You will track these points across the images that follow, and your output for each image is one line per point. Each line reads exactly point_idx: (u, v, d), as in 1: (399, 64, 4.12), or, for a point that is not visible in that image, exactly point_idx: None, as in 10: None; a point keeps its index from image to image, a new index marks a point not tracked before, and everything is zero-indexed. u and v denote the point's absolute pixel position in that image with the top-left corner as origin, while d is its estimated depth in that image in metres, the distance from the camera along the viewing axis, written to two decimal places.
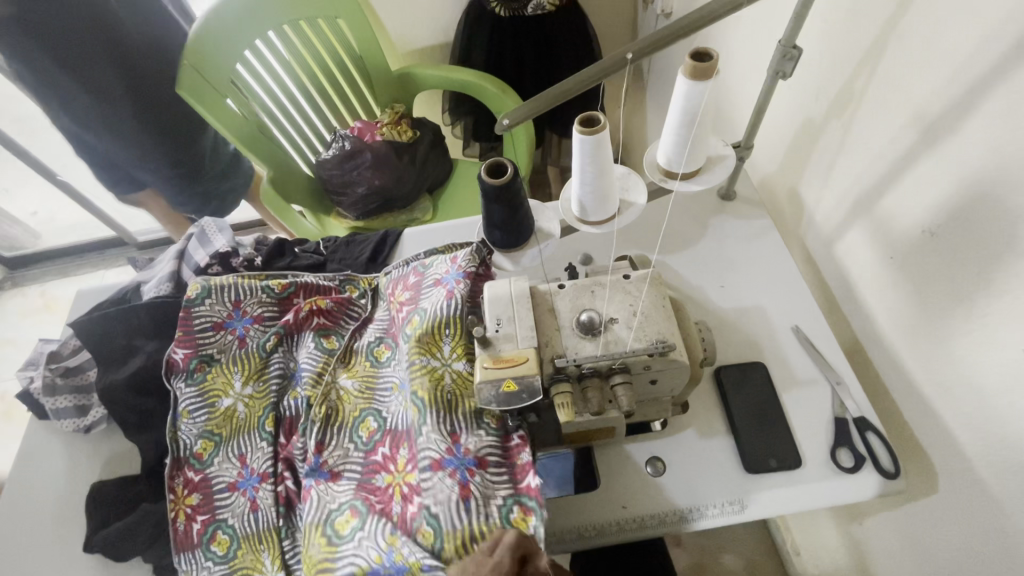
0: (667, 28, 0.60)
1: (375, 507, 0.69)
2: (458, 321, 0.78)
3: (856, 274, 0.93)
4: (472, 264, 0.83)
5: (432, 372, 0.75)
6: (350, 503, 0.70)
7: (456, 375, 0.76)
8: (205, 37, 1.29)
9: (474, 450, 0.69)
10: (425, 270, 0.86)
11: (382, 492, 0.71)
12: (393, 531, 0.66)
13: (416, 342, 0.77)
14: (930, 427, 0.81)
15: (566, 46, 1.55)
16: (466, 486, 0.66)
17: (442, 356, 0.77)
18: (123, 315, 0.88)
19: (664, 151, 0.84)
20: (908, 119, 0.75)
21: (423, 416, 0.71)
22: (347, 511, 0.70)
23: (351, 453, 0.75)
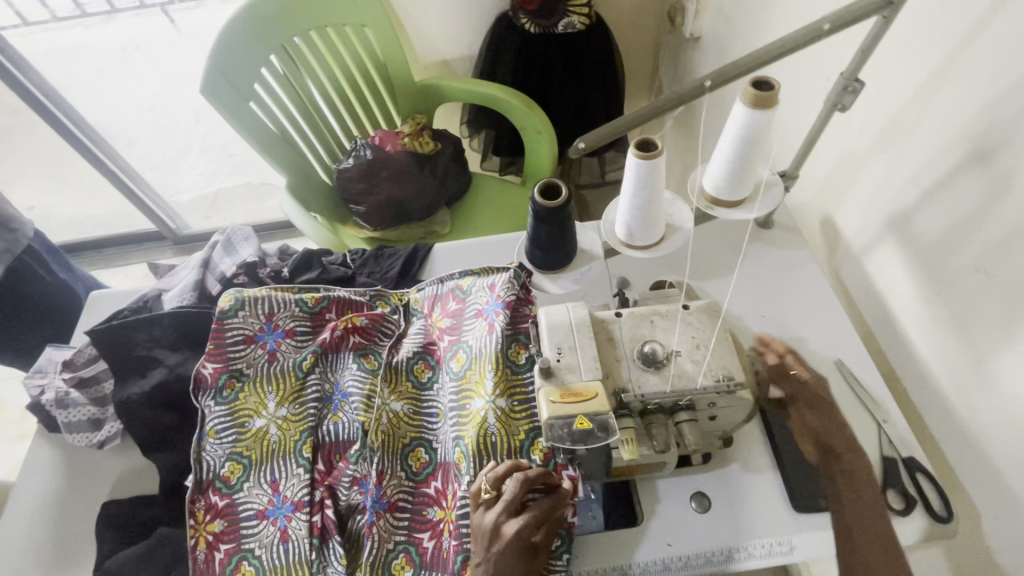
0: (744, 58, 0.61)
1: (428, 559, 0.70)
2: (499, 357, 0.76)
3: (897, 308, 0.92)
4: (512, 294, 0.80)
5: (475, 418, 0.74)
6: (404, 547, 0.71)
7: (498, 413, 0.73)
8: (232, 39, 1.27)
9: None
10: (466, 297, 0.85)
11: (434, 531, 0.72)
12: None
13: (465, 381, 0.77)
14: (976, 467, 0.79)
15: (593, 65, 1.55)
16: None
17: (482, 393, 0.74)
18: (144, 324, 0.84)
19: (711, 178, 0.82)
20: (964, 158, 0.75)
21: (467, 466, 0.71)
22: (401, 555, 0.71)
23: (404, 482, 0.75)
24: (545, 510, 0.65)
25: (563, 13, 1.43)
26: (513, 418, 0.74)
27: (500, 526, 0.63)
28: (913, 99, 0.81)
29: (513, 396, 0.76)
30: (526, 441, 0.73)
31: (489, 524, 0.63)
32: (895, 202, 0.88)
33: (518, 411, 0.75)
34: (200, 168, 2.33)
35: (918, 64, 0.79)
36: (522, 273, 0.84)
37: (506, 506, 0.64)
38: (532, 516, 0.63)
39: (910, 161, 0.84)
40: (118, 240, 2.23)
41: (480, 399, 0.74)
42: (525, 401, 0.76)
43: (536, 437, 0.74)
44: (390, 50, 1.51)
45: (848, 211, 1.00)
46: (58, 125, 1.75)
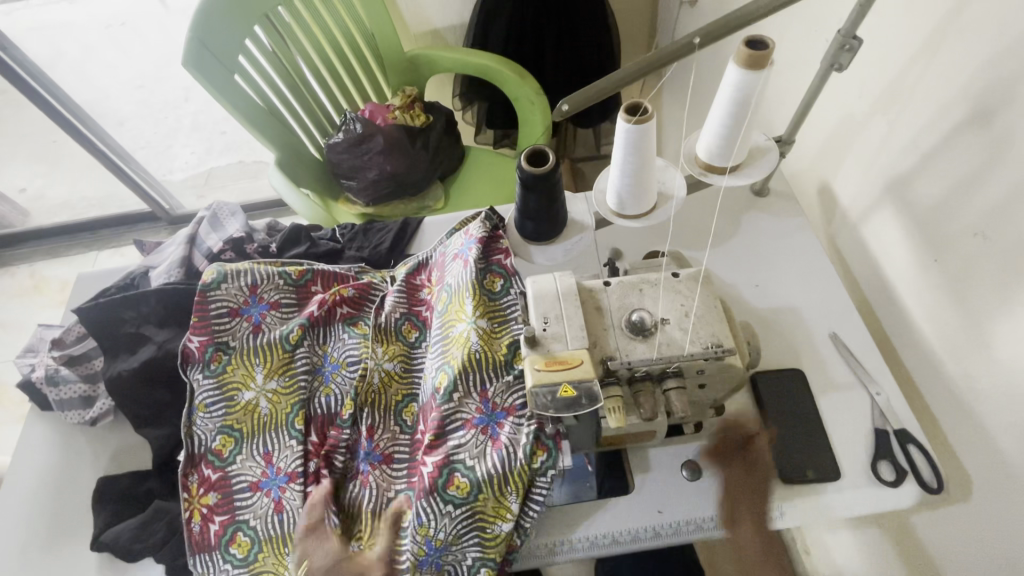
0: (738, 12, 0.59)
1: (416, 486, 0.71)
2: (475, 284, 0.77)
3: (892, 275, 0.90)
4: (482, 230, 0.83)
5: (460, 340, 0.75)
6: (405, 492, 0.71)
7: (480, 332, 0.74)
8: (215, 10, 1.23)
9: (502, 403, 0.73)
10: (445, 248, 0.86)
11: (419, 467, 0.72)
12: (423, 523, 0.66)
13: (446, 315, 0.78)
14: (969, 433, 0.79)
15: (586, 32, 1.51)
16: (498, 439, 0.70)
17: (464, 316, 0.76)
18: (132, 302, 0.83)
19: (704, 144, 0.79)
20: (964, 118, 0.72)
21: (452, 382, 0.72)
22: (403, 500, 0.71)
23: (399, 436, 0.76)
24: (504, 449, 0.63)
25: None
26: (494, 337, 0.76)
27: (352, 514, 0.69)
28: (913, 59, 0.78)
29: (493, 318, 0.78)
30: (510, 354, 0.75)
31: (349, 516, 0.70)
32: (893, 168, 0.86)
33: (499, 330, 0.77)
34: (192, 146, 2.30)
35: (918, 22, 0.76)
36: (495, 217, 0.87)
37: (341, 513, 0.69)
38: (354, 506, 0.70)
39: (908, 124, 0.81)
40: (110, 222, 2.20)
41: (462, 323, 0.76)
42: (504, 322, 0.78)
43: (519, 351, 0.76)
44: (377, 19, 1.47)
45: (846, 177, 0.97)
46: (42, 104, 1.71)
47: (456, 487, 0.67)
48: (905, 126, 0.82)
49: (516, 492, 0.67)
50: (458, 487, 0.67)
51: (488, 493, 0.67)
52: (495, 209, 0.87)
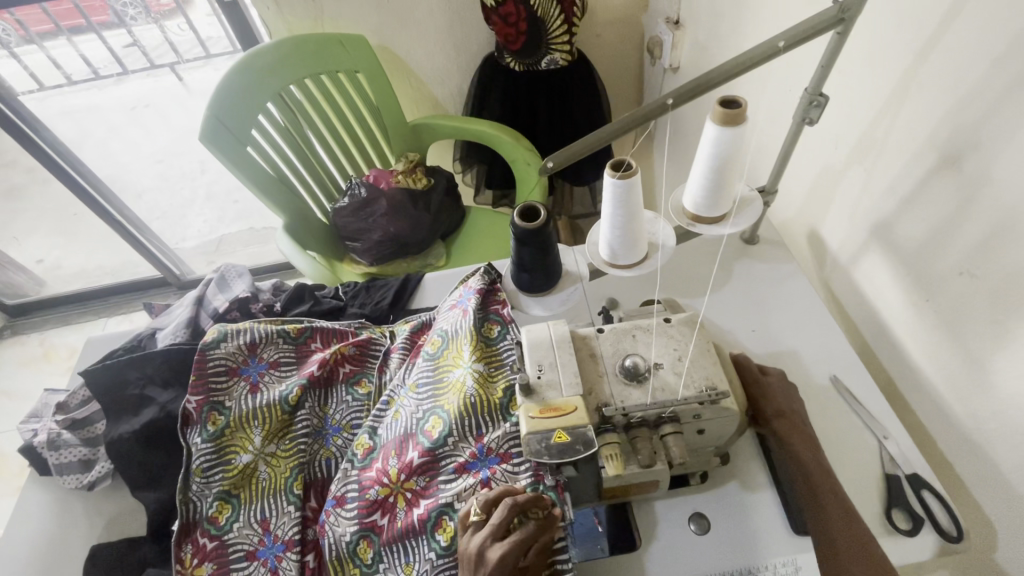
0: (707, 74, 0.64)
1: (385, 536, 0.70)
2: (473, 332, 0.79)
3: (888, 317, 0.91)
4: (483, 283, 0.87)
5: (458, 386, 0.75)
6: (361, 533, 0.70)
7: (476, 375, 0.75)
8: (233, 91, 1.34)
9: (496, 447, 0.71)
10: (442, 302, 0.91)
11: (385, 508, 0.71)
12: (409, 561, 0.68)
13: (440, 360, 0.79)
14: (984, 478, 0.76)
15: (578, 97, 1.60)
16: (489, 484, 0.69)
17: (460, 362, 0.77)
18: (138, 363, 0.85)
19: (690, 196, 0.83)
20: (937, 162, 0.76)
21: (447, 427, 0.72)
22: (360, 541, 0.70)
23: (350, 473, 0.74)
24: (533, 537, 0.60)
25: (546, 51, 1.46)
26: (491, 380, 0.76)
27: (487, 551, 0.58)
28: (881, 112, 0.83)
29: (489, 362, 0.79)
30: (506, 398, 0.74)
31: (475, 548, 0.59)
32: (875, 213, 0.89)
33: (495, 375, 0.77)
34: (205, 216, 2.42)
35: (882, 77, 0.81)
36: (493, 272, 0.91)
37: (493, 529, 0.60)
38: (518, 541, 0.59)
39: (884, 171, 0.85)
40: (121, 288, 2.26)
41: (459, 368, 0.77)
42: (500, 366, 0.79)
43: (516, 396, 0.75)
44: (382, 94, 1.59)
45: (832, 223, 1.00)
46: (67, 179, 1.81)
47: (443, 531, 0.67)
48: (880, 174, 0.86)
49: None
50: (444, 530, 0.67)
51: None
52: (494, 265, 0.90)
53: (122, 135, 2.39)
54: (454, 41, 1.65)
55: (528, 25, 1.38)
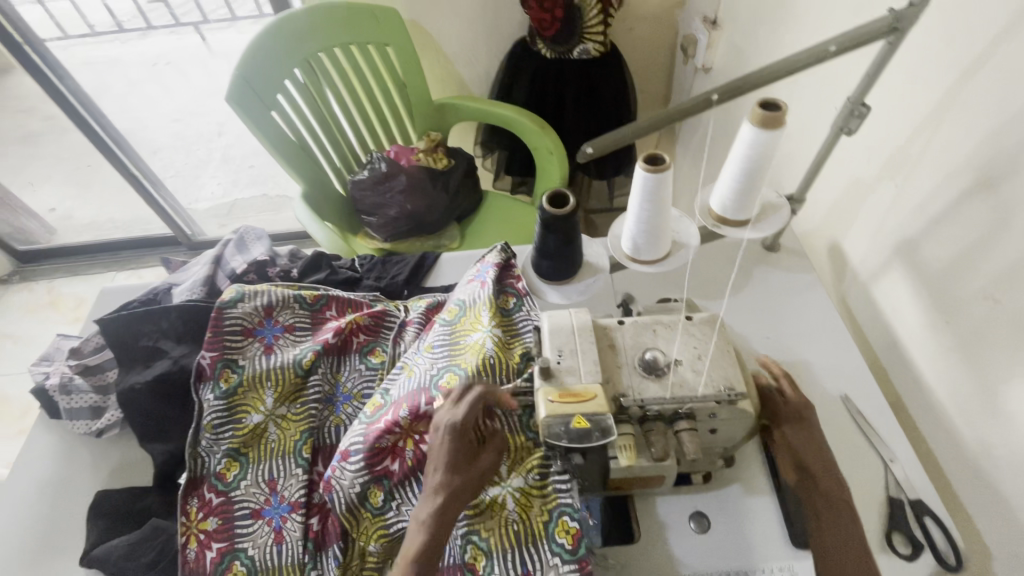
0: (755, 73, 0.63)
1: (397, 480, 0.72)
2: (492, 300, 0.82)
3: (904, 337, 0.90)
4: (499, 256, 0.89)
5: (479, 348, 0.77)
6: (369, 481, 0.70)
7: (495, 339, 0.77)
8: (261, 54, 1.33)
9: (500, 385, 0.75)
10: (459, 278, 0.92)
11: (396, 454, 0.72)
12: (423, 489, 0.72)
13: (456, 329, 0.80)
14: (986, 505, 0.76)
15: (606, 90, 1.58)
16: (492, 407, 0.74)
17: (479, 327, 0.79)
18: (154, 316, 0.85)
19: (718, 197, 0.82)
20: (972, 186, 0.75)
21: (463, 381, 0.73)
22: (371, 487, 0.71)
23: (357, 429, 0.73)
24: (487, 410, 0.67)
25: (579, 40, 1.45)
26: (508, 347, 0.78)
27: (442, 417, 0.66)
28: (918, 130, 0.82)
29: (506, 331, 0.81)
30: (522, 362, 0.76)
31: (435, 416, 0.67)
32: (902, 231, 0.88)
33: (512, 341, 0.80)
34: (219, 177, 2.38)
35: (923, 96, 0.81)
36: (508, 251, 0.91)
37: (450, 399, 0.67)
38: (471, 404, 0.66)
39: (915, 190, 0.85)
40: (132, 243, 2.26)
41: (478, 332, 0.79)
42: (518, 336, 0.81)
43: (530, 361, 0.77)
44: (409, 69, 1.57)
45: (855, 238, 1.00)
46: (88, 130, 1.81)
47: None
48: (912, 192, 0.85)
49: (507, 456, 0.72)
50: None
51: None
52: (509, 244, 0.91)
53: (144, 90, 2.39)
54: (486, 23, 1.63)
55: (564, 11, 1.37)
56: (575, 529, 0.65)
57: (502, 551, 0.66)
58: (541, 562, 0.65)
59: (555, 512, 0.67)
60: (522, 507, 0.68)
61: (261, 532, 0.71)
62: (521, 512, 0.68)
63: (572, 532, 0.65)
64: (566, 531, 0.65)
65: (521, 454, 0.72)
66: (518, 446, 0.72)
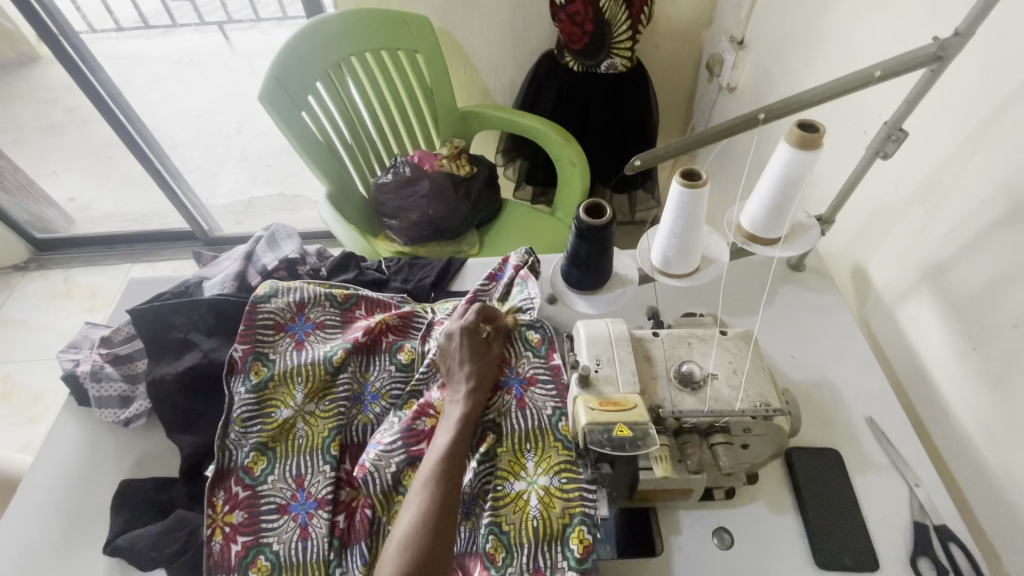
0: (798, 96, 0.64)
1: None
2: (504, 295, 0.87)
3: (929, 362, 0.90)
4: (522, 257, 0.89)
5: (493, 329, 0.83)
6: (407, 461, 0.73)
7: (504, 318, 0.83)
8: (296, 56, 1.35)
9: (524, 371, 0.78)
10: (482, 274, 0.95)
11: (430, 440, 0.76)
12: None
13: None
14: (1013, 534, 0.76)
15: (630, 105, 1.60)
16: (523, 399, 0.75)
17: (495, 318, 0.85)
18: (187, 308, 0.86)
19: (749, 215, 0.83)
20: (1005, 213, 0.76)
21: None
22: (406, 468, 0.73)
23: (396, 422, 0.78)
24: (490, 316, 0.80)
25: (607, 54, 1.45)
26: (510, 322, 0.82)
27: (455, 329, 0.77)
28: (951, 156, 0.83)
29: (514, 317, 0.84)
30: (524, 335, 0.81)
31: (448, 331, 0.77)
32: (930, 255, 0.89)
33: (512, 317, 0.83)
34: (237, 175, 2.40)
35: (957, 123, 0.81)
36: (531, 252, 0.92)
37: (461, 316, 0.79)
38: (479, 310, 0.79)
39: (946, 215, 0.85)
40: (149, 236, 2.28)
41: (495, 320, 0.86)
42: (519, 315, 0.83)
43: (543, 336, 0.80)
44: (437, 76, 1.59)
45: (881, 261, 1.00)
46: (116, 123, 1.83)
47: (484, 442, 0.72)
48: (942, 217, 0.86)
49: (535, 451, 0.70)
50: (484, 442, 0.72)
51: (508, 447, 0.71)
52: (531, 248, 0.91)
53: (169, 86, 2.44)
54: (514, 34, 1.65)
55: (594, 26, 1.38)
56: (588, 540, 0.64)
57: (522, 545, 0.65)
58: (552, 563, 0.65)
59: (575, 517, 0.65)
60: (545, 506, 0.66)
61: (285, 526, 0.71)
62: (543, 511, 0.66)
63: (586, 543, 0.64)
64: (581, 540, 0.64)
65: (548, 453, 0.70)
66: (546, 444, 0.70)
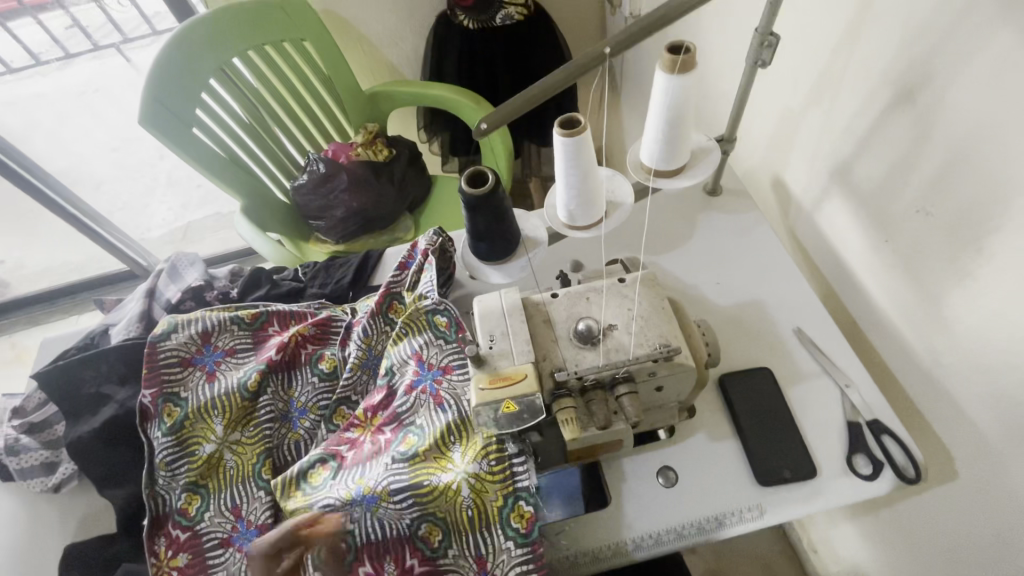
0: (649, 17, 0.60)
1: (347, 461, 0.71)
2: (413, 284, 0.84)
3: (851, 261, 0.90)
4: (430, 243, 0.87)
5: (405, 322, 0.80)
6: (321, 456, 0.71)
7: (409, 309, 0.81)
8: (170, 69, 1.26)
9: (437, 362, 0.76)
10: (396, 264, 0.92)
11: (354, 442, 0.73)
12: (362, 474, 0.68)
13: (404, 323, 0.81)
14: (943, 414, 0.78)
15: (537, 54, 1.54)
16: (438, 395, 0.74)
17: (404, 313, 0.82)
18: (92, 361, 0.83)
19: (645, 150, 0.80)
20: (891, 99, 0.74)
21: (390, 359, 0.78)
22: (318, 464, 0.71)
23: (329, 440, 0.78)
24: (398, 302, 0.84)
25: (499, 6, 1.40)
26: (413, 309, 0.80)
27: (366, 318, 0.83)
28: (836, 49, 0.80)
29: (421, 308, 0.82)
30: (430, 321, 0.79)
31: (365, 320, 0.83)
32: (835, 155, 0.87)
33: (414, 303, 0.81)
34: (169, 203, 2.31)
35: (836, 13, 0.78)
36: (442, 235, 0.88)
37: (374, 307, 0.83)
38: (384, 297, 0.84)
39: (841, 111, 0.83)
40: (87, 284, 2.19)
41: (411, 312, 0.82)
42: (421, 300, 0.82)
43: (449, 317, 0.79)
44: (332, 62, 1.51)
45: (794, 168, 0.99)
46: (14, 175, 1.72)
47: (407, 442, 0.70)
48: (838, 115, 0.84)
49: (460, 440, 0.69)
50: (406, 442, 0.70)
51: (431, 444, 0.68)
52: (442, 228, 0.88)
53: (71, 123, 2.30)
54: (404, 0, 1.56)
55: None
56: (530, 513, 0.65)
57: (460, 530, 0.66)
58: (494, 546, 0.65)
59: (511, 498, 0.66)
60: (478, 493, 0.66)
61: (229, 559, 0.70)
62: (477, 497, 0.66)
63: (527, 517, 0.65)
64: (521, 516, 0.65)
65: (474, 439, 0.69)
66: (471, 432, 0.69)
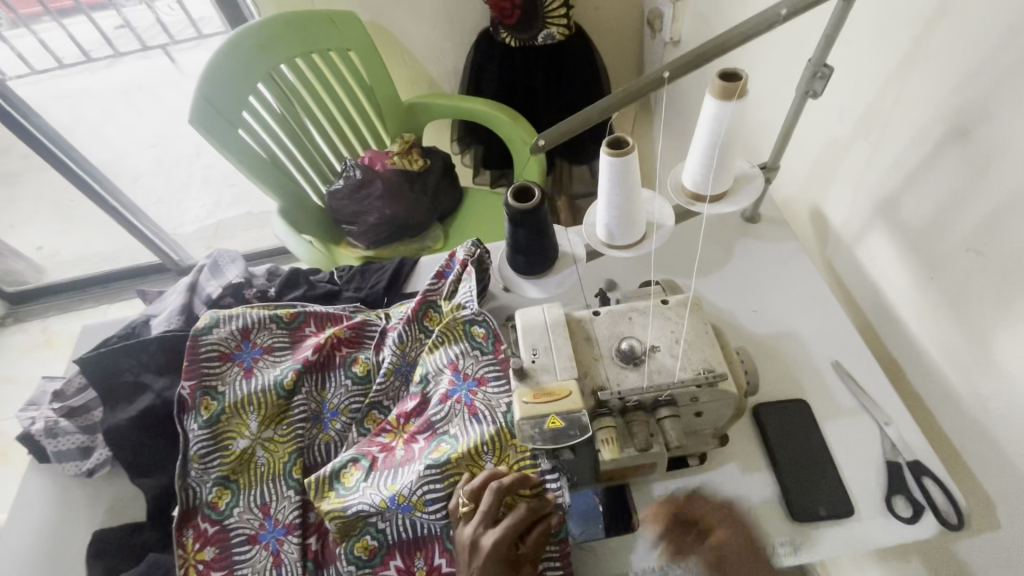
0: (708, 44, 0.61)
1: (377, 462, 0.72)
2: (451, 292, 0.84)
3: (892, 296, 0.89)
4: (468, 253, 0.87)
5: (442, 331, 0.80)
6: (352, 456, 0.73)
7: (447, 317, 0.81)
8: (221, 72, 1.30)
9: (473, 373, 0.76)
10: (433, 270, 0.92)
11: (386, 446, 0.74)
12: (395, 481, 0.69)
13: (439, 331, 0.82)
14: (986, 459, 0.75)
15: (575, 74, 1.56)
16: (473, 405, 0.74)
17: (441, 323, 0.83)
18: (133, 350, 0.84)
19: (690, 174, 0.80)
20: (944, 137, 0.74)
21: (426, 368, 0.78)
22: (350, 464, 0.72)
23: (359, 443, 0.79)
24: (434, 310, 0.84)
25: (542, 25, 1.43)
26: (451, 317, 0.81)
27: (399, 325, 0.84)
28: (888, 83, 0.80)
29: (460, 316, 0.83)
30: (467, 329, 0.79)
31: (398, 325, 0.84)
32: (881, 188, 0.86)
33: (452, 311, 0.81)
34: (203, 201, 2.37)
35: (890, 47, 0.78)
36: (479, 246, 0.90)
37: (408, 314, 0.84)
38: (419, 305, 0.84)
39: (890, 145, 0.83)
40: (120, 274, 2.25)
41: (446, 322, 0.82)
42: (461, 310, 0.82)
43: (487, 328, 0.79)
44: (375, 72, 1.55)
45: (835, 199, 0.98)
46: (62, 166, 1.78)
47: (439, 450, 0.70)
48: (886, 149, 0.83)
49: (494, 452, 0.69)
50: (439, 450, 0.70)
51: (463, 454, 0.68)
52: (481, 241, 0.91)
53: (116, 117, 2.38)
54: (448, 16, 1.60)
55: None
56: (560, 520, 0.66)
57: None
58: None
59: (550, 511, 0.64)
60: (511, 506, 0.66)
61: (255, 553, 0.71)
62: None
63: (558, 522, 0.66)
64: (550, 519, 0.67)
65: (508, 452, 0.69)
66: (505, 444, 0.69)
